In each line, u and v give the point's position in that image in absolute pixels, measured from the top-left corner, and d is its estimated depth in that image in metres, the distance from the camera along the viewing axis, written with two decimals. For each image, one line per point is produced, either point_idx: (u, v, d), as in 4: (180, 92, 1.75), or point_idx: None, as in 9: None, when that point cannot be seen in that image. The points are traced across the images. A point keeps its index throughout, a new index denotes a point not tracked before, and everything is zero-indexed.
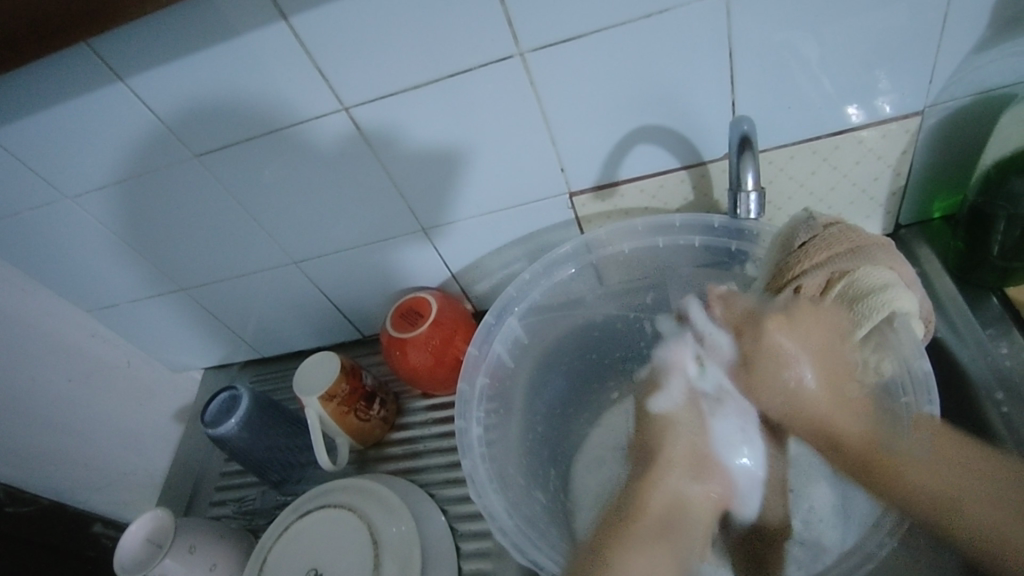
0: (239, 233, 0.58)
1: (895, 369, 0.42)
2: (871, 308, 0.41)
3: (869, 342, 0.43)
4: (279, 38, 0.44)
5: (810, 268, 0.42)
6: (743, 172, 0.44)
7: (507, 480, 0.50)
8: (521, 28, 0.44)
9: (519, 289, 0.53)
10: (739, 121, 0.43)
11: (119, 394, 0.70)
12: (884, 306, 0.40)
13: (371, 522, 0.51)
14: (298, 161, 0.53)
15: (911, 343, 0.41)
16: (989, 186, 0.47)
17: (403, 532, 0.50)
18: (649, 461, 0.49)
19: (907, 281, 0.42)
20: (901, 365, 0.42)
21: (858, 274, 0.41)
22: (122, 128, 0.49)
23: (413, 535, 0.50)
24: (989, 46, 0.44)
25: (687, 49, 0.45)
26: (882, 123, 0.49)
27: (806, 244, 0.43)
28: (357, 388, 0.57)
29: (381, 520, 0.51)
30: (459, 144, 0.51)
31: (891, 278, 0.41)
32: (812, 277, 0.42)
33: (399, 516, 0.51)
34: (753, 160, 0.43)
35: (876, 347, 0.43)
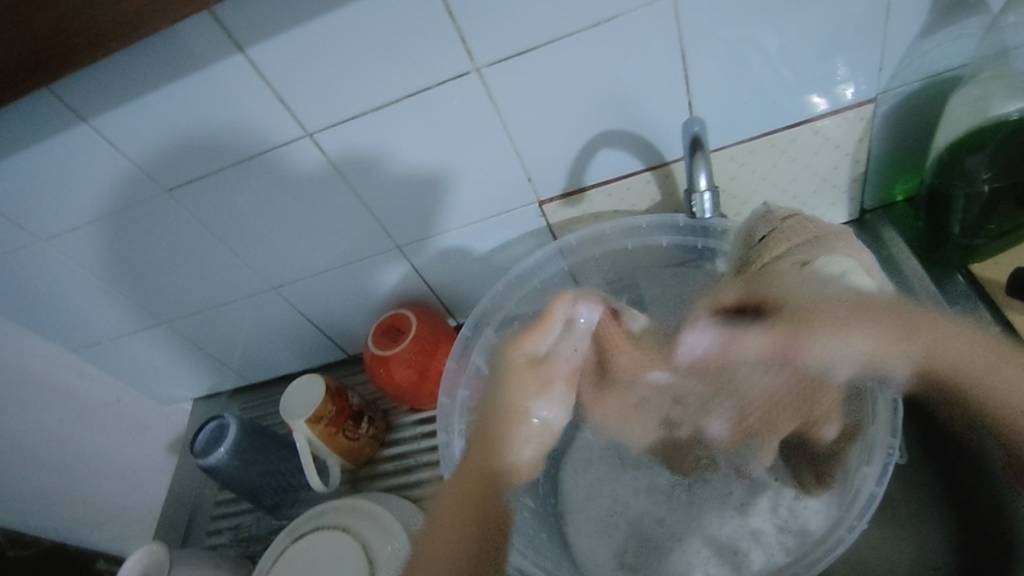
0: (217, 262, 0.59)
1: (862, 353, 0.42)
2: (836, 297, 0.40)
3: None
4: (238, 70, 0.44)
5: (771, 260, 0.42)
6: (696, 172, 0.43)
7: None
8: (474, 45, 0.44)
9: (493, 301, 0.53)
10: (690, 122, 0.42)
11: (110, 429, 0.73)
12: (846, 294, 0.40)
13: (363, 538, 0.52)
14: (265, 190, 0.53)
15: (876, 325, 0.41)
16: (945, 167, 0.48)
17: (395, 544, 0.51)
18: (502, 432, 0.47)
19: (867, 267, 0.42)
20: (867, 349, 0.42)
21: (818, 263, 0.41)
22: (91, 169, 0.50)
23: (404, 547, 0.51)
24: (934, 31, 0.45)
25: (642, 48, 0.44)
26: (838, 112, 0.49)
27: (766, 239, 0.43)
28: (344, 408, 0.58)
29: (372, 534, 0.52)
30: (421, 161, 0.51)
31: (849, 265, 0.41)
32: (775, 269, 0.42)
33: (390, 529, 0.52)
34: (706, 160, 0.43)
35: None
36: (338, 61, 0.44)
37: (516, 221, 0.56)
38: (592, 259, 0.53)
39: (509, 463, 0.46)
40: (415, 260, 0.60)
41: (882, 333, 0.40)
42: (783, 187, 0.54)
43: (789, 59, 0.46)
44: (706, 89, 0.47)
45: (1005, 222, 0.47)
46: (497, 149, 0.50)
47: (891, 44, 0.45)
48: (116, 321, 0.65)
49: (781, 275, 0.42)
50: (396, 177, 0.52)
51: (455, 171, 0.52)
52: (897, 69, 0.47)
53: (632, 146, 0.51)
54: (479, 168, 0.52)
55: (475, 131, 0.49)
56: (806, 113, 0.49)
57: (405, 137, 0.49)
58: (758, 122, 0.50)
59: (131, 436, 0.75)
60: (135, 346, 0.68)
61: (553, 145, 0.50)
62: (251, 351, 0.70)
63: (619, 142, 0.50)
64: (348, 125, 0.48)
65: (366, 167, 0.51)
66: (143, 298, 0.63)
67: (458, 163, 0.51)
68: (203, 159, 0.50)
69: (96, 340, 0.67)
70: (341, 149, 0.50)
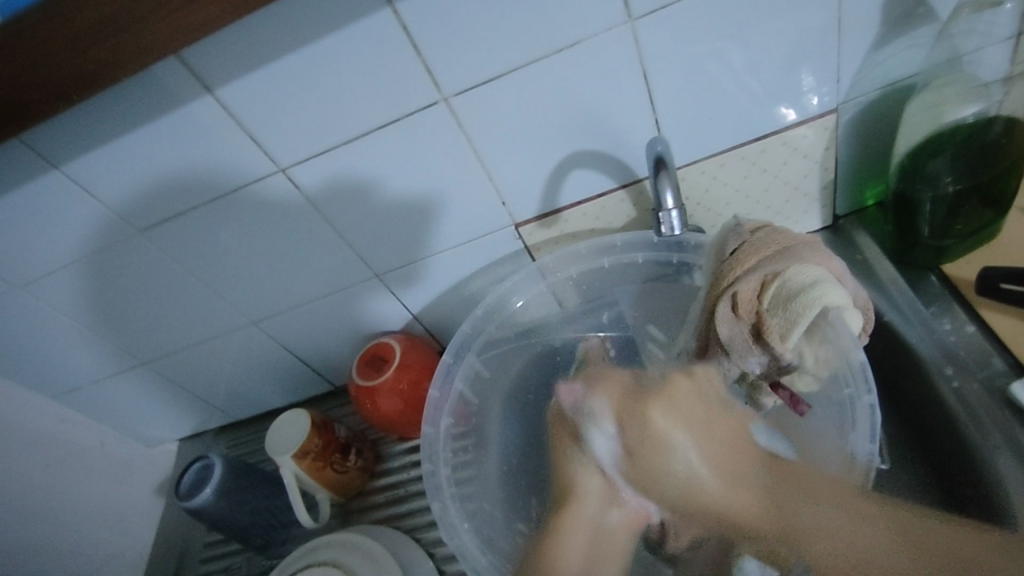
0: (196, 300, 0.59)
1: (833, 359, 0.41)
2: (805, 307, 0.39)
3: (812, 340, 0.41)
4: (207, 111, 0.44)
5: (743, 274, 0.41)
6: (662, 191, 0.43)
7: (482, 514, 0.48)
8: (440, 75, 0.44)
9: (473, 326, 0.52)
10: (653, 144, 0.42)
11: (94, 475, 0.72)
12: (817, 303, 0.39)
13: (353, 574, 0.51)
14: (240, 227, 0.53)
15: (847, 335, 0.40)
16: (907, 172, 0.49)
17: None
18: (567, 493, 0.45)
19: (837, 274, 0.41)
20: (839, 356, 0.41)
21: (789, 274, 0.40)
22: (64, 215, 0.50)
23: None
24: (888, 42, 0.46)
25: (606, 71, 0.45)
26: (803, 123, 0.50)
27: (737, 251, 0.42)
28: (331, 441, 0.57)
29: (361, 570, 0.51)
30: (395, 191, 0.51)
31: (820, 274, 0.40)
32: (746, 283, 0.41)
33: (381, 563, 0.51)
34: (670, 178, 0.43)
35: (819, 343, 0.41)
36: (307, 98, 0.44)
37: (494, 245, 0.56)
38: (572, 279, 0.53)
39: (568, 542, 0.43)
40: (396, 288, 0.60)
41: (720, 458, 0.40)
42: (755, 198, 0.55)
43: (750, 74, 0.47)
44: (672, 107, 0.48)
45: (971, 222, 0.48)
46: (470, 176, 0.51)
47: (848, 54, 0.46)
48: (96, 365, 0.65)
49: (655, 434, 0.41)
50: (372, 207, 0.53)
51: (429, 199, 0.52)
52: (855, 79, 0.48)
53: (604, 165, 0.51)
54: (453, 194, 0.52)
55: (448, 159, 0.49)
56: (771, 125, 0.50)
57: (378, 168, 0.50)
58: (725, 136, 0.50)
59: (117, 480, 0.74)
60: (117, 388, 0.68)
61: (525, 169, 0.51)
62: (235, 388, 0.69)
63: (590, 162, 0.51)
64: (320, 159, 0.48)
65: (341, 200, 0.52)
66: (122, 340, 0.62)
67: (431, 190, 0.52)
68: (176, 199, 0.50)
69: (76, 385, 0.67)
70: (314, 183, 0.50)
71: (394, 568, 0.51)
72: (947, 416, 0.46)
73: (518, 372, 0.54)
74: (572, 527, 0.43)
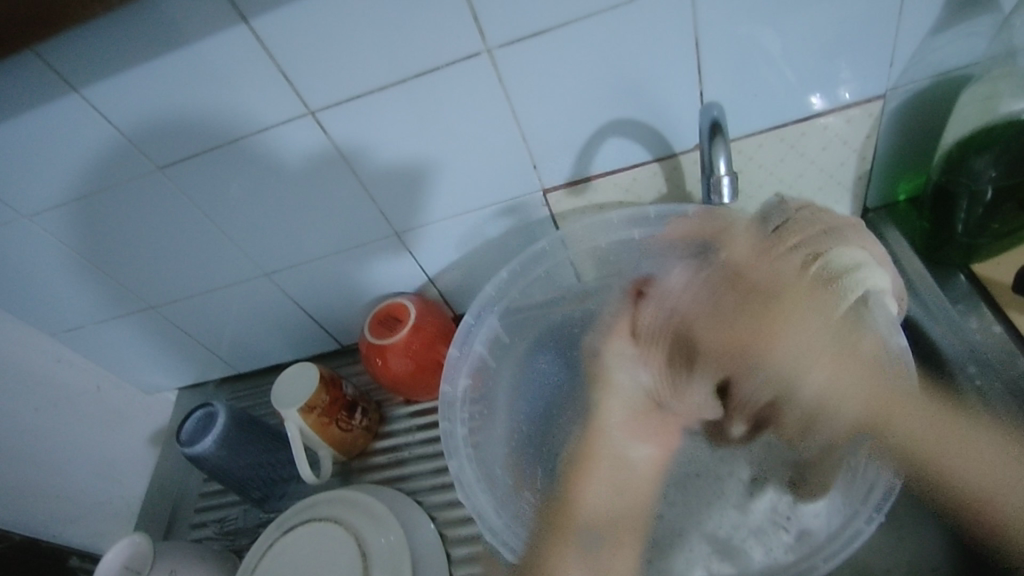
0: (210, 245, 0.57)
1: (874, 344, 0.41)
2: (849, 288, 0.40)
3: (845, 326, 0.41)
4: (241, 42, 0.43)
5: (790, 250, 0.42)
6: (714, 159, 0.43)
7: (493, 478, 0.48)
8: (485, 24, 0.43)
9: (497, 287, 0.52)
10: (708, 108, 0.43)
11: (89, 418, 0.70)
12: (860, 286, 0.40)
13: (353, 532, 0.50)
14: (262, 171, 0.51)
15: (885, 322, 0.41)
16: (951, 165, 0.48)
17: (387, 538, 0.49)
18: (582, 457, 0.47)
19: (878, 259, 0.42)
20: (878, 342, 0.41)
21: (832, 256, 0.41)
22: (80, 143, 0.48)
23: (396, 543, 0.49)
24: (945, 29, 0.45)
25: (657, 35, 0.44)
26: (844, 109, 0.49)
27: (780, 228, 0.44)
28: (338, 398, 0.56)
29: (360, 528, 0.50)
30: (426, 145, 0.50)
31: (862, 258, 0.41)
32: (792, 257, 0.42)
33: (383, 522, 0.50)
34: (725, 146, 0.43)
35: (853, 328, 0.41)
36: (347, 38, 0.43)
37: (520, 211, 0.55)
38: (596, 250, 0.53)
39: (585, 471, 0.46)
40: (414, 248, 0.59)
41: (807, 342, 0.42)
42: (788, 183, 0.54)
43: (802, 53, 0.46)
44: (717, 80, 0.47)
45: (1008, 222, 0.47)
46: (505, 136, 0.49)
47: (903, 38, 0.45)
48: (100, 306, 0.63)
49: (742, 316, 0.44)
50: (398, 161, 0.51)
51: (459, 157, 0.51)
52: (906, 67, 0.47)
53: (640, 135, 0.50)
54: (483, 153, 0.51)
55: (483, 116, 0.48)
56: (815, 108, 0.49)
57: (410, 120, 0.48)
58: (767, 116, 0.49)
59: (111, 425, 0.72)
60: (118, 331, 0.66)
61: (561, 133, 0.49)
62: (240, 340, 0.68)
63: (626, 130, 0.49)
64: (351, 104, 0.47)
65: (368, 150, 0.50)
66: (128, 281, 0.60)
67: (462, 146, 0.50)
68: (199, 135, 0.48)
69: (77, 325, 0.65)
70: (342, 131, 0.49)
71: (395, 529, 0.50)
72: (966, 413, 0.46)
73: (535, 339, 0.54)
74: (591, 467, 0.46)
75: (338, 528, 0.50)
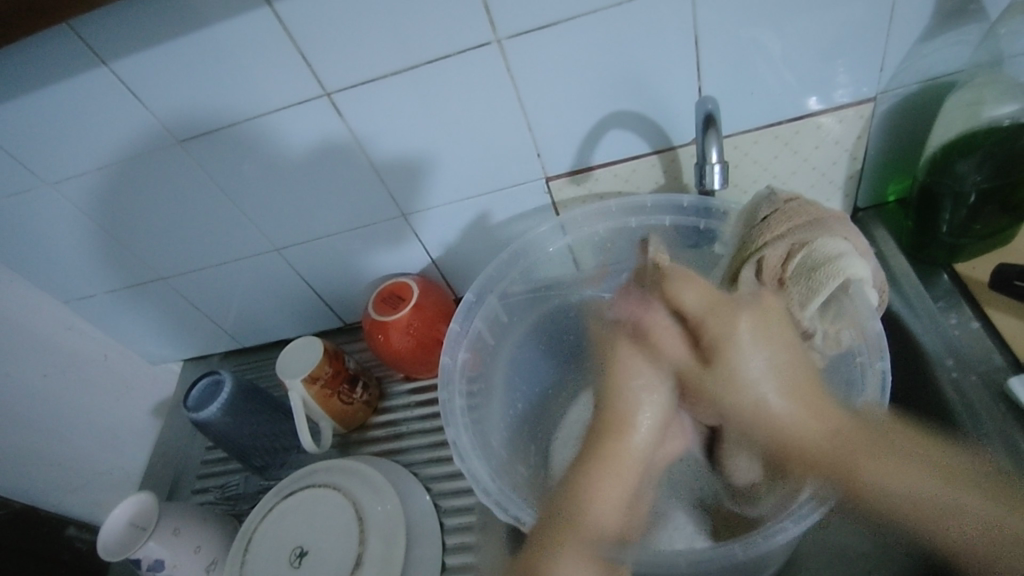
0: (221, 219, 0.59)
1: (853, 336, 0.45)
2: (828, 276, 0.43)
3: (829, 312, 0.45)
4: (264, 23, 0.45)
5: (771, 240, 0.45)
6: (707, 148, 0.45)
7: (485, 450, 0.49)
8: (497, 15, 0.45)
9: (498, 269, 0.54)
10: (703, 101, 0.44)
11: (96, 386, 0.72)
12: (839, 273, 0.43)
13: (351, 501, 0.52)
14: (276, 149, 0.53)
15: (865, 309, 0.45)
16: (936, 167, 0.50)
17: (383, 508, 0.51)
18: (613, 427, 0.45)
19: (861, 250, 0.45)
20: (858, 330, 0.45)
21: (816, 245, 0.44)
22: (103, 116, 0.50)
23: (391, 513, 0.51)
24: (934, 37, 0.47)
25: (660, 32, 0.46)
26: (838, 109, 0.51)
27: (768, 218, 0.46)
28: (340, 371, 0.58)
29: (359, 497, 0.52)
30: (435, 129, 0.52)
31: (845, 248, 0.44)
32: (774, 248, 0.45)
33: (380, 492, 0.52)
34: (718, 138, 0.44)
35: (836, 316, 0.45)
36: (364, 23, 0.45)
37: (523, 197, 0.57)
38: (594, 235, 0.55)
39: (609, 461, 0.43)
40: (419, 230, 0.61)
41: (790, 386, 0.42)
42: (782, 179, 0.56)
43: (798, 55, 0.48)
44: (715, 77, 0.49)
45: (990, 224, 0.50)
46: (510, 125, 0.52)
47: (894, 45, 0.47)
48: (112, 276, 0.65)
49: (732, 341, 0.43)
50: (407, 145, 0.53)
51: (465, 143, 0.53)
52: (897, 70, 0.49)
53: (640, 128, 0.52)
54: (489, 140, 0.53)
55: (491, 103, 0.50)
56: (809, 107, 0.51)
57: (420, 104, 0.50)
58: (763, 114, 0.51)
59: (118, 395, 0.75)
60: (129, 302, 0.68)
61: (564, 122, 0.51)
62: (246, 314, 0.70)
63: (627, 123, 0.52)
64: (364, 86, 0.49)
65: (378, 132, 0.52)
66: (141, 252, 0.62)
67: (468, 131, 0.52)
68: (218, 111, 0.50)
69: (89, 293, 0.67)
70: (355, 114, 0.51)
71: (390, 500, 0.52)
72: (942, 407, 0.48)
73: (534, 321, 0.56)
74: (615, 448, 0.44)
75: (336, 495, 0.52)
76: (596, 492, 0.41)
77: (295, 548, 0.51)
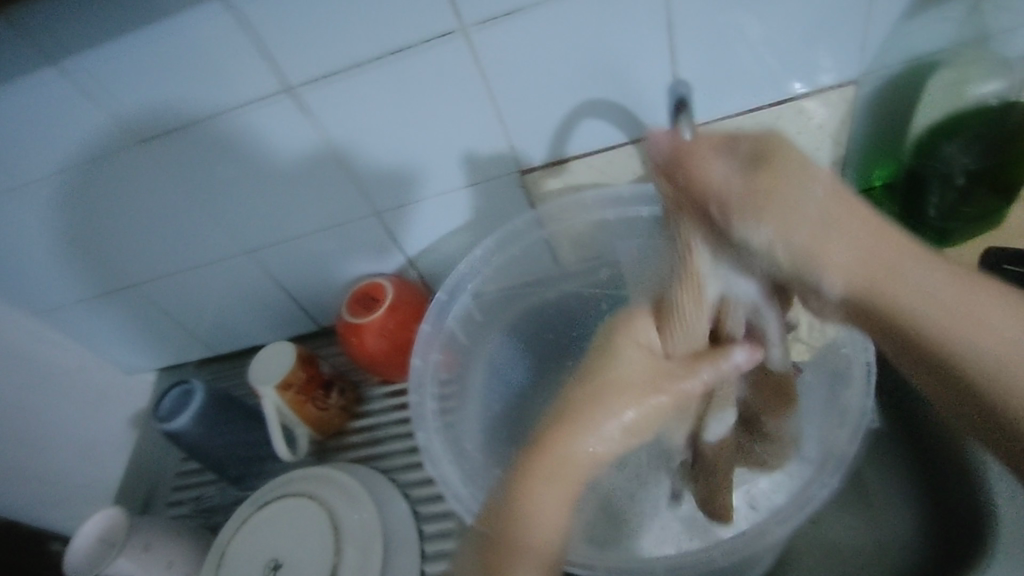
0: (188, 223, 0.57)
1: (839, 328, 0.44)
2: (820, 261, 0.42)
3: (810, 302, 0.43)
4: (218, 17, 0.43)
5: None
6: (679, 137, 0.43)
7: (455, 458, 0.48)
8: (460, 3, 0.43)
9: (472, 266, 0.52)
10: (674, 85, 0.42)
11: (68, 398, 0.70)
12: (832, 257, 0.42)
13: (325, 510, 0.50)
14: (241, 148, 0.51)
15: None
16: (920, 150, 0.50)
17: (358, 516, 0.49)
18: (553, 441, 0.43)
19: None
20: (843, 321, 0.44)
21: None
22: (55, 118, 0.48)
23: (365, 523, 0.49)
24: (915, 15, 0.45)
25: (631, 16, 0.44)
26: (820, 92, 0.49)
27: None
28: (314, 376, 0.57)
29: (331, 506, 0.50)
30: (404, 123, 0.50)
31: None
32: None
33: (355, 500, 0.50)
34: (690, 126, 0.42)
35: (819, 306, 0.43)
36: (323, 14, 0.43)
37: (499, 191, 0.56)
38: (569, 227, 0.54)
39: (541, 474, 0.42)
40: (392, 229, 0.59)
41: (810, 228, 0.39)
42: None
43: (777, 37, 0.46)
44: (690, 61, 0.47)
45: (979, 207, 0.49)
46: (480, 119, 0.50)
47: (874, 25, 0.45)
48: (79, 284, 0.63)
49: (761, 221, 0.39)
50: (375, 143, 0.51)
51: (435, 138, 0.51)
52: (878, 52, 0.47)
53: (615, 118, 0.50)
54: (460, 135, 0.51)
55: (458, 96, 0.48)
56: (788, 93, 0.49)
57: (386, 99, 0.48)
58: (742, 99, 0.50)
59: (93, 407, 0.73)
60: (98, 311, 0.66)
61: (536, 113, 0.50)
62: (220, 320, 0.68)
63: (601, 112, 0.50)
64: (327, 82, 0.47)
65: (344, 129, 0.50)
66: (108, 258, 0.60)
67: (437, 126, 0.50)
68: (178, 111, 0.48)
69: (57, 303, 0.65)
70: (319, 112, 0.49)
71: (365, 509, 0.50)
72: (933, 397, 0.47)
73: (510, 320, 0.55)
74: (557, 460, 0.42)
75: (309, 504, 0.51)
76: (534, 516, 0.41)
77: (269, 561, 0.49)
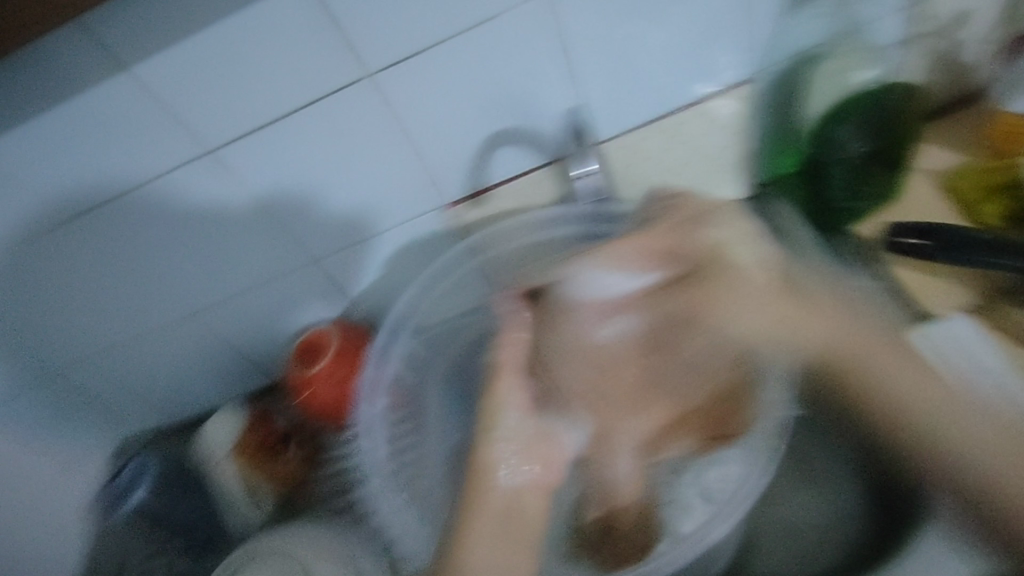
0: (118, 298, 0.56)
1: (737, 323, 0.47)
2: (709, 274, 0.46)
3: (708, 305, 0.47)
4: (120, 92, 0.42)
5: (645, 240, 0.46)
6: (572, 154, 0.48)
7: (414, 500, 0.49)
8: (364, 51, 0.44)
9: (411, 302, 0.53)
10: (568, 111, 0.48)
11: None
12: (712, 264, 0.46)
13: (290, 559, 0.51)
14: (164, 218, 0.51)
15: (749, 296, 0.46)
16: (818, 138, 0.52)
17: (322, 555, 0.51)
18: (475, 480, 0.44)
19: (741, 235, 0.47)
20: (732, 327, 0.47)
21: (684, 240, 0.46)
22: None
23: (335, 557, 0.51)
24: (794, 12, 0.48)
25: (532, 47, 0.46)
26: (718, 95, 0.52)
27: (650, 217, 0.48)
28: (268, 433, 0.60)
29: (292, 553, 0.51)
30: (327, 172, 0.51)
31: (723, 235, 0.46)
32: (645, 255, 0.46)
33: (317, 539, 0.52)
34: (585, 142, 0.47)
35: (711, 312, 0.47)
36: (230, 76, 0.43)
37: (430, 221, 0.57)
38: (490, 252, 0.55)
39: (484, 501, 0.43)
40: (328, 275, 0.59)
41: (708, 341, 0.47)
42: (677, 170, 0.57)
43: (676, 46, 0.48)
44: (596, 82, 0.49)
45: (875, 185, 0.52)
46: (400, 160, 0.51)
47: (758, 29, 0.48)
48: None
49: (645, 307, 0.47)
50: (301, 198, 0.52)
51: (359, 180, 0.52)
52: (767, 48, 0.50)
53: (527, 144, 0.53)
54: (382, 178, 0.52)
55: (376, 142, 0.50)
56: (691, 97, 0.52)
57: (306, 155, 0.49)
58: (650, 109, 0.52)
59: None
60: (9, 414, 0.59)
61: (453, 148, 0.51)
62: (165, 387, 0.67)
63: (513, 140, 0.52)
64: (245, 146, 0.47)
65: (268, 189, 0.51)
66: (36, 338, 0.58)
67: (358, 174, 0.51)
68: (92, 192, 0.47)
69: None
70: (241, 177, 0.49)
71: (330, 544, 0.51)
72: None
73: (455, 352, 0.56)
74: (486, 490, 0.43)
75: (271, 559, 0.51)
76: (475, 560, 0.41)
77: None
